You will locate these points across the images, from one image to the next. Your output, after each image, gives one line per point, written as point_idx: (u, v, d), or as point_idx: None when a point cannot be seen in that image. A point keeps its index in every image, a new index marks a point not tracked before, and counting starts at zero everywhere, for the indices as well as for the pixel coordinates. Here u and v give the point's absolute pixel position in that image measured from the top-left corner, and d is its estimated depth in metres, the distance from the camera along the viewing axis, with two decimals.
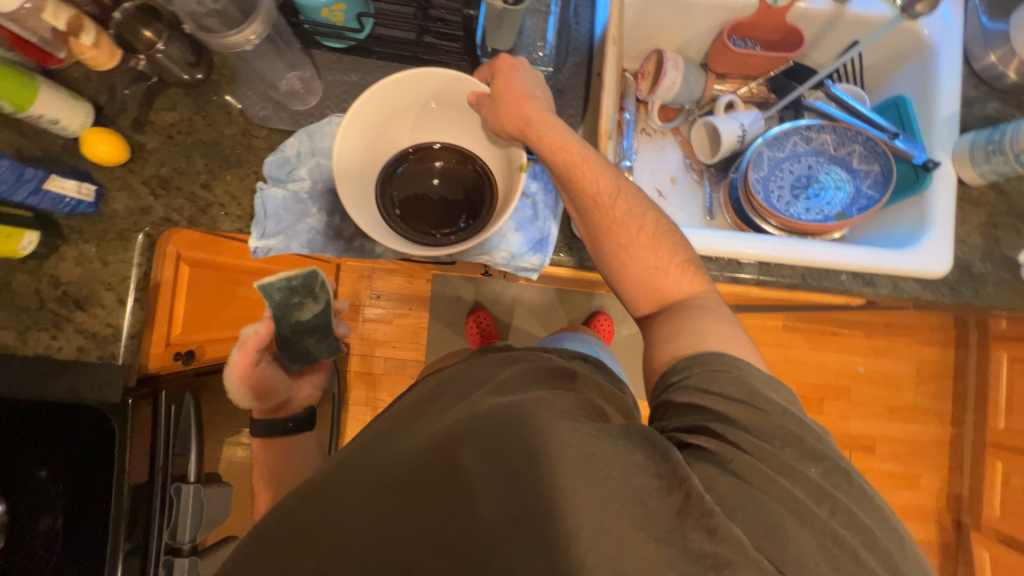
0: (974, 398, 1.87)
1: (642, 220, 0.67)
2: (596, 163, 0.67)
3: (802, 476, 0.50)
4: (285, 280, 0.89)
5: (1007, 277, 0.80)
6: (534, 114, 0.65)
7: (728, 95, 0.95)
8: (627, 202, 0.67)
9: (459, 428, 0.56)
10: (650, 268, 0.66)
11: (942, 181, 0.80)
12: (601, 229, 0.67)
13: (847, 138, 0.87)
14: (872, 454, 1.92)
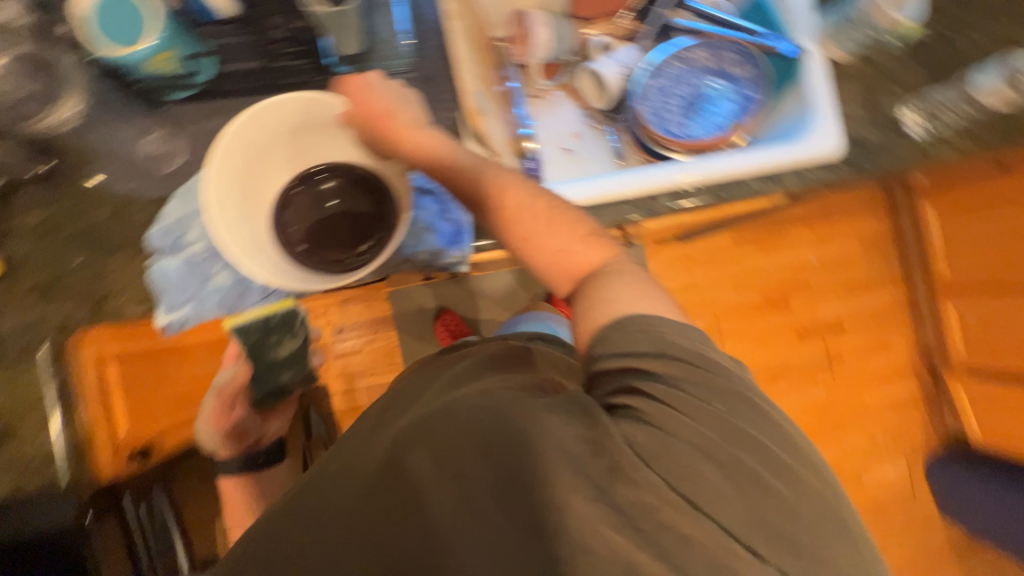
0: (918, 254, 1.99)
1: (539, 198, 0.63)
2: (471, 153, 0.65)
3: (714, 415, 0.53)
4: (263, 314, 0.88)
5: (896, 139, 0.83)
6: (394, 119, 0.63)
7: (601, 37, 0.97)
8: (518, 184, 0.63)
9: (407, 434, 0.57)
10: (561, 246, 0.61)
11: (813, 65, 0.84)
12: (498, 216, 0.62)
13: (719, 50, 0.89)
14: (844, 333, 2.03)
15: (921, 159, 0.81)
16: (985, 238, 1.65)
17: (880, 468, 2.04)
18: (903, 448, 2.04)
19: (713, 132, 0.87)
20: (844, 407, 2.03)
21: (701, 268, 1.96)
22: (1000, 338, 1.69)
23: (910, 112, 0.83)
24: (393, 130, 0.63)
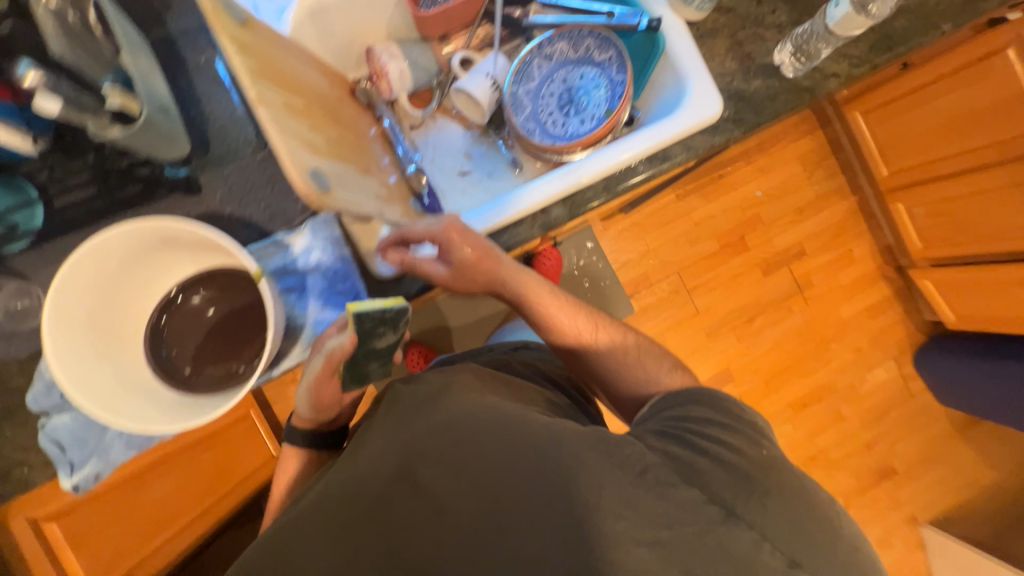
0: (858, 161, 1.97)
1: (575, 306, 0.83)
2: (540, 285, 0.81)
3: (746, 452, 0.59)
4: (377, 311, 0.61)
5: (770, 84, 0.82)
6: (488, 252, 0.75)
7: (459, 53, 0.90)
8: (558, 294, 0.82)
9: (423, 443, 0.59)
10: (591, 341, 0.80)
11: (673, 33, 0.79)
12: (538, 317, 0.81)
13: (578, 37, 0.83)
14: (807, 256, 2.02)
15: (793, 98, 0.81)
16: (910, 131, 1.64)
17: (873, 373, 2.06)
18: (890, 350, 2.06)
19: (592, 125, 0.83)
20: (826, 326, 2.03)
21: (653, 231, 1.95)
22: (951, 224, 1.68)
23: (779, 51, 0.81)
24: (469, 268, 0.73)
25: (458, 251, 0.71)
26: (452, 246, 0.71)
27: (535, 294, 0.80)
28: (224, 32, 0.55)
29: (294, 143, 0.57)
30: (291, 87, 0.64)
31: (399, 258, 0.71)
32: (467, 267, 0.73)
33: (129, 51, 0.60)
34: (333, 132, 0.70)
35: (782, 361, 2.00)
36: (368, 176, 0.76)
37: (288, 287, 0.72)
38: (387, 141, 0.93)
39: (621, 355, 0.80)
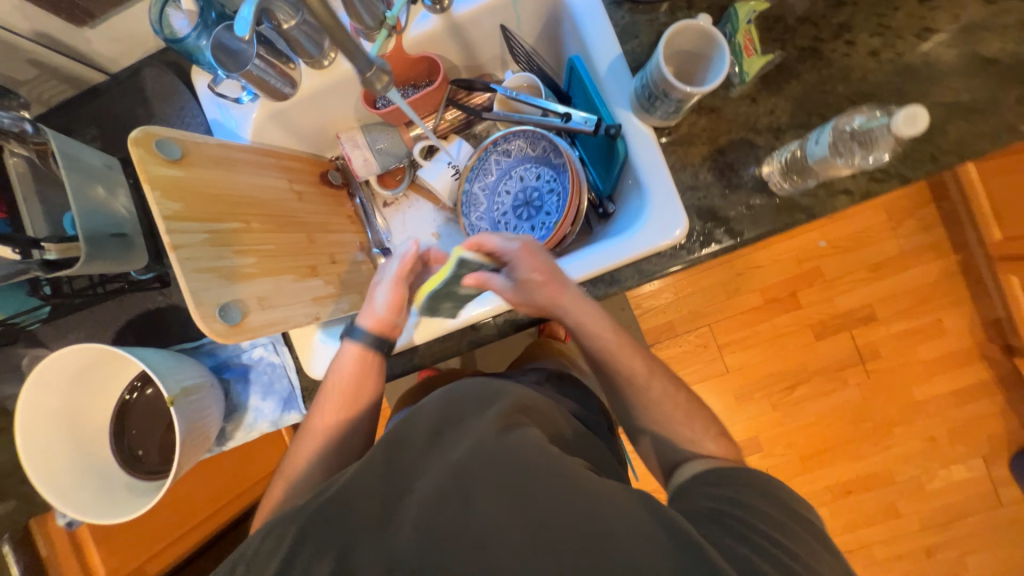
0: (966, 211, 1.52)
1: (631, 347, 0.66)
2: (598, 317, 0.66)
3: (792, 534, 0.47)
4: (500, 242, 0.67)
5: (754, 201, 0.68)
6: (557, 276, 0.64)
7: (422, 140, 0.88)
8: (615, 330, 0.66)
9: (476, 466, 0.45)
10: (646, 392, 0.66)
11: (635, 140, 0.70)
12: (597, 355, 0.67)
13: (535, 136, 0.78)
14: (878, 321, 1.61)
15: (781, 220, 0.67)
16: None
17: (951, 471, 1.58)
18: (988, 452, 1.57)
19: (540, 233, 0.77)
20: (895, 407, 1.61)
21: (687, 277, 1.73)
22: None
23: (770, 163, 0.67)
24: (533, 290, 0.65)
25: (525, 274, 0.64)
26: (516, 269, 0.65)
27: (597, 328, 0.65)
28: (151, 179, 0.59)
29: (206, 282, 0.61)
30: (228, 210, 0.68)
31: (475, 277, 0.65)
32: (527, 290, 0.65)
33: (75, 196, 0.62)
34: (271, 244, 0.73)
35: (823, 441, 1.63)
36: (311, 279, 0.78)
37: (236, 377, 0.80)
38: (356, 221, 0.95)
39: (667, 411, 0.65)
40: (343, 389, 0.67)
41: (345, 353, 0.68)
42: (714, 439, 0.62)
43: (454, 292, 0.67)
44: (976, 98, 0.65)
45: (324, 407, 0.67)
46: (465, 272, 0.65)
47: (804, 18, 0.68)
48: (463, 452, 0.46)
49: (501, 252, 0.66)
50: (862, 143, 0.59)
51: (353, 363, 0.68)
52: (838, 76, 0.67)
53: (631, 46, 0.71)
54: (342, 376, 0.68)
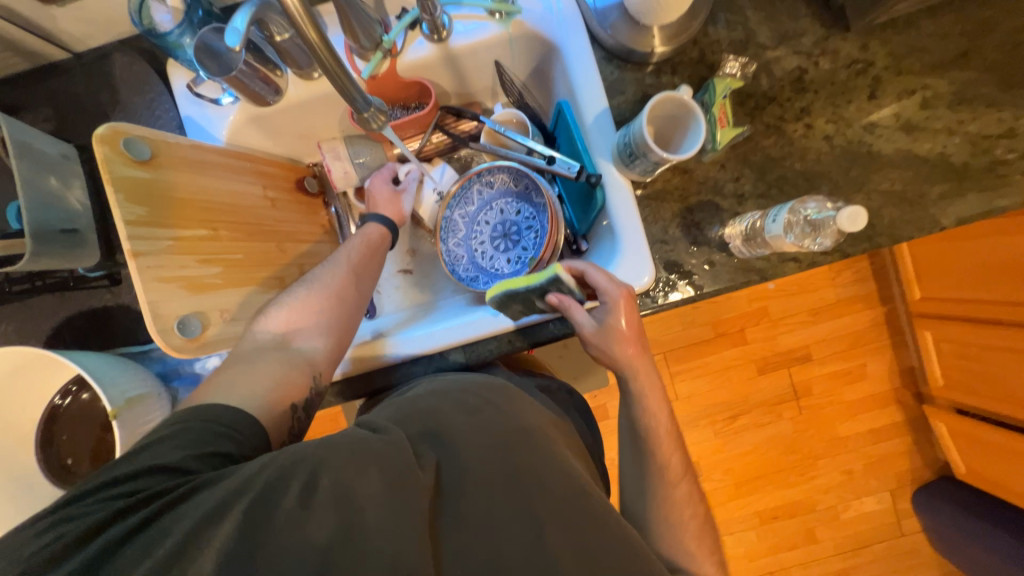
0: (893, 270, 1.68)
1: (674, 441, 0.70)
2: (658, 396, 0.69)
3: None
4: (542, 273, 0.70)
5: (715, 259, 0.74)
6: (639, 341, 0.67)
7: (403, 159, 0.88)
8: (667, 415, 0.70)
9: (531, 465, 0.50)
10: (671, 487, 0.69)
11: (613, 190, 0.73)
12: (641, 426, 0.70)
13: (519, 172, 0.81)
14: (812, 361, 1.75)
15: (738, 279, 0.73)
16: (939, 260, 1.45)
17: (860, 502, 1.74)
18: (894, 487, 1.74)
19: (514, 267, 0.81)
20: (820, 442, 1.75)
21: None
22: (977, 374, 1.45)
23: (732, 227, 0.73)
24: (613, 341, 0.66)
25: (617, 325, 0.65)
26: (607, 314, 0.66)
27: (654, 408, 0.69)
28: (114, 181, 0.56)
29: (166, 293, 0.59)
30: (196, 216, 0.65)
31: (558, 298, 0.68)
32: (609, 338, 0.66)
33: (26, 185, 0.58)
34: (239, 253, 0.71)
35: (755, 468, 1.75)
36: (277, 292, 0.77)
37: (186, 386, 0.76)
38: (330, 231, 0.94)
39: (681, 516, 0.68)
40: (358, 248, 0.74)
41: (366, 228, 0.78)
42: (712, 562, 0.66)
43: (530, 300, 0.70)
44: (909, 189, 0.73)
45: (327, 278, 0.68)
46: (552, 289, 0.67)
47: (773, 98, 0.74)
48: (512, 461, 0.51)
49: (601, 290, 0.66)
50: (813, 229, 0.67)
51: (370, 238, 0.76)
52: (797, 154, 0.74)
53: (617, 101, 0.75)
54: (357, 251, 0.73)
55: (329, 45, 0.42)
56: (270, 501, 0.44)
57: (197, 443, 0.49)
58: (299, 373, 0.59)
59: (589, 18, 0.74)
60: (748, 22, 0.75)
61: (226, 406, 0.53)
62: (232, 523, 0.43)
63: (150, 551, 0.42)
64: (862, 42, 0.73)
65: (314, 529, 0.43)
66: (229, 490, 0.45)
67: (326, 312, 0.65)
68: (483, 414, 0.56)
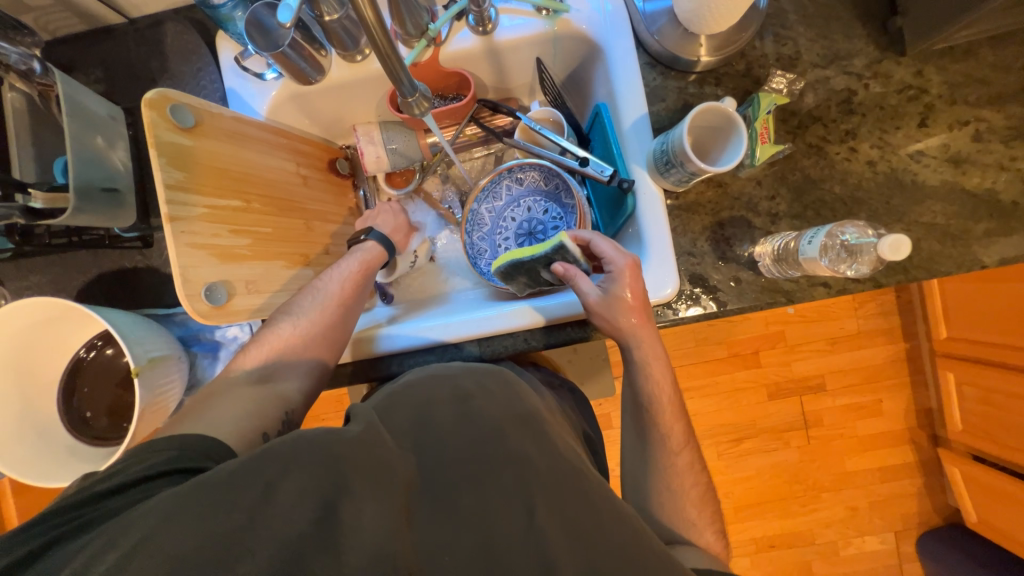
0: (920, 306, 1.63)
1: (677, 410, 0.72)
2: (661, 363, 0.70)
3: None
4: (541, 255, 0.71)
5: (741, 277, 0.72)
6: (643, 308, 0.67)
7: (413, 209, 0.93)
8: (670, 384, 0.71)
9: (527, 449, 0.51)
10: (667, 447, 0.71)
11: (645, 197, 0.73)
12: (644, 398, 0.72)
13: (550, 173, 0.81)
14: (825, 392, 1.71)
15: (764, 299, 0.72)
16: (971, 300, 1.40)
17: (863, 540, 1.69)
18: (900, 528, 1.69)
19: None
20: (826, 474, 1.70)
21: None
22: (1001, 422, 1.41)
23: (763, 246, 0.72)
24: (618, 310, 0.66)
25: (621, 291, 0.66)
26: (613, 283, 0.66)
27: (656, 373, 0.70)
28: (158, 145, 0.58)
29: (198, 259, 0.60)
30: (231, 186, 0.67)
31: (564, 267, 0.68)
32: (613, 307, 0.66)
33: (75, 142, 0.60)
34: (268, 227, 0.72)
35: (756, 494, 1.71)
36: (302, 268, 0.78)
37: (206, 352, 0.78)
38: (356, 214, 0.95)
39: (684, 485, 0.70)
40: (351, 273, 0.75)
41: (363, 248, 0.79)
42: (711, 531, 0.69)
43: (535, 271, 0.73)
44: (951, 223, 0.71)
45: (314, 311, 0.70)
46: (557, 258, 0.69)
47: (818, 118, 0.72)
48: (501, 448, 0.51)
49: (606, 258, 0.68)
50: (852, 254, 0.64)
51: (362, 262, 0.77)
52: (837, 177, 0.72)
53: (657, 108, 0.74)
54: (347, 277, 0.75)
55: (382, 25, 0.42)
56: (230, 499, 0.43)
57: (169, 460, 0.49)
58: (271, 406, 0.62)
59: (637, 22, 0.73)
60: (799, 38, 0.73)
61: (202, 436, 0.54)
62: (189, 520, 0.41)
63: (100, 555, 0.40)
64: (917, 68, 0.71)
65: (277, 529, 0.41)
66: (190, 490, 0.44)
67: (306, 350, 0.68)
68: (470, 405, 0.57)
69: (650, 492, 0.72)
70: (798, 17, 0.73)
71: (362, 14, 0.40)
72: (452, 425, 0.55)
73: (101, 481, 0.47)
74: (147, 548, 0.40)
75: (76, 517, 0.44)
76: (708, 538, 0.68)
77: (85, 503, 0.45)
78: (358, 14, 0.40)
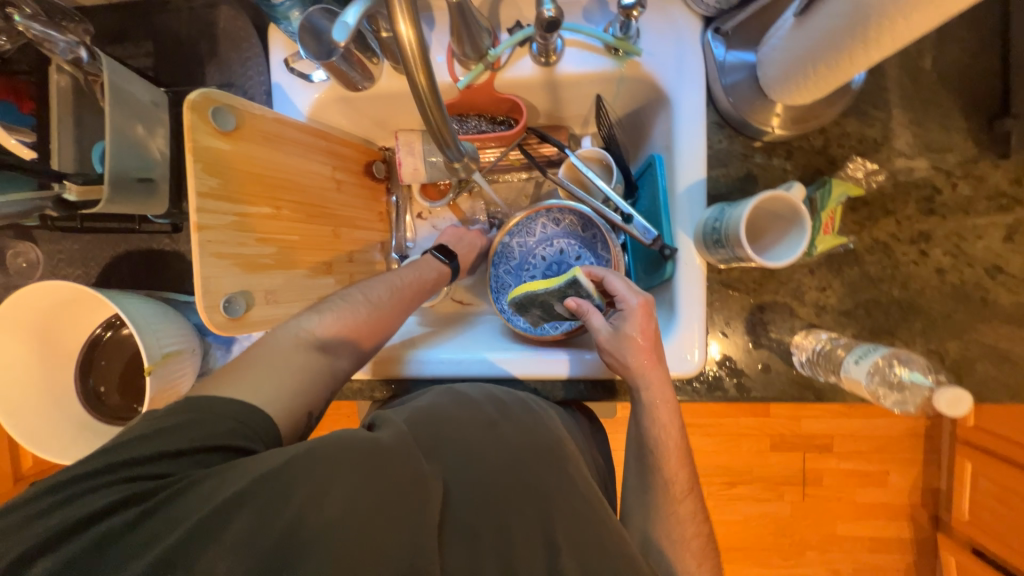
0: None
1: (683, 457, 0.67)
2: (670, 408, 0.65)
3: None
4: (553, 291, 0.67)
5: (771, 364, 0.68)
6: (655, 350, 0.64)
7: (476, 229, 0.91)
8: (677, 429, 0.66)
9: (543, 480, 0.55)
10: (668, 495, 0.66)
11: (684, 267, 0.68)
12: (648, 440, 0.66)
13: (589, 220, 0.78)
14: (831, 452, 1.58)
15: (791, 392, 0.68)
16: None
17: None
18: None
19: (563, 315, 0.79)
20: (816, 534, 1.62)
21: None
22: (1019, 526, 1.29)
23: (803, 337, 0.67)
24: (628, 349, 0.63)
25: (633, 330, 0.63)
26: (623, 321, 0.64)
27: (663, 418, 0.65)
28: (196, 150, 0.56)
29: (221, 269, 0.59)
30: (264, 193, 0.65)
31: (576, 302, 0.67)
32: (624, 347, 0.64)
33: (114, 132, 0.59)
34: (296, 235, 0.71)
35: (741, 538, 1.66)
36: (325, 275, 0.77)
37: (220, 343, 0.79)
38: (385, 219, 0.93)
39: (684, 534, 0.65)
40: (428, 280, 0.78)
41: (439, 262, 0.81)
42: None
43: (549, 303, 0.70)
44: (1015, 349, 0.65)
45: (390, 303, 0.70)
46: (570, 293, 0.67)
47: (891, 212, 0.66)
48: (520, 477, 0.54)
49: (619, 297, 0.66)
50: (899, 391, 0.58)
51: (437, 274, 0.80)
52: (898, 279, 0.67)
53: (716, 173, 0.69)
54: (423, 283, 0.77)
55: (439, 103, 0.41)
56: (282, 497, 0.45)
57: (211, 435, 0.49)
58: (320, 387, 0.60)
59: (713, 78, 0.68)
60: (888, 120, 0.66)
61: (258, 407, 0.53)
62: (250, 510, 0.44)
63: (169, 530, 0.43)
64: (1017, 175, 0.64)
65: (329, 531, 0.44)
66: (242, 479, 0.45)
67: (369, 338, 0.67)
68: (496, 431, 0.59)
69: (651, 531, 0.66)
70: (892, 97, 0.66)
71: (415, 82, 0.39)
72: (478, 446, 0.57)
73: (146, 451, 0.47)
74: (215, 531, 0.43)
75: (128, 487, 0.45)
76: None
77: (136, 469, 0.46)
78: (410, 80, 0.39)
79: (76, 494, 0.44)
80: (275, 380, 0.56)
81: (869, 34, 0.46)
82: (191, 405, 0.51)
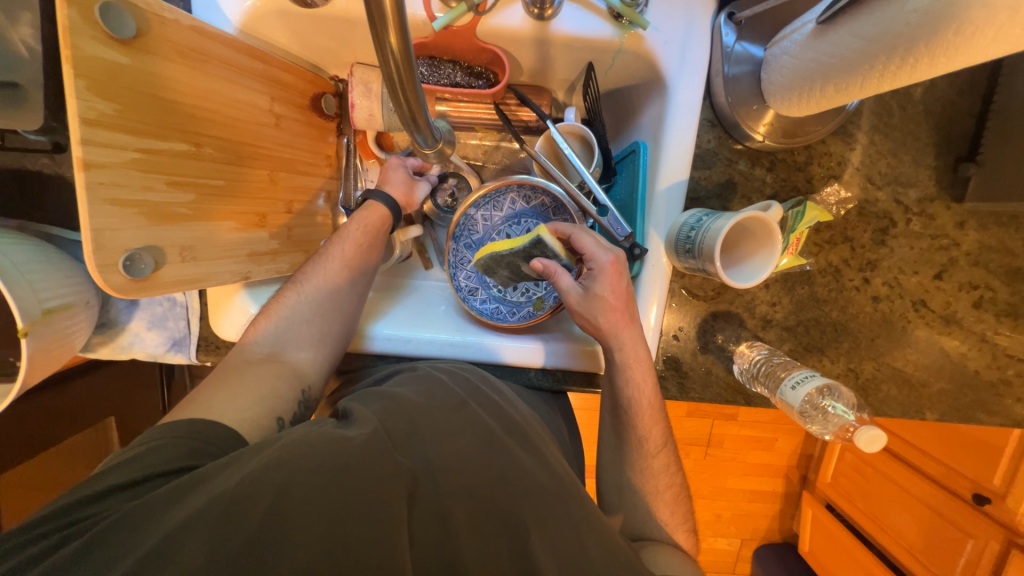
0: None
1: (657, 414, 0.67)
2: (644, 366, 0.64)
3: None
4: (516, 253, 0.62)
5: (713, 368, 0.71)
6: (628, 309, 0.62)
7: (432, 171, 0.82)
8: (650, 386, 0.65)
9: (507, 463, 0.54)
10: (641, 450, 0.69)
11: (654, 268, 0.67)
12: (623, 400, 0.66)
13: (558, 204, 0.74)
14: (737, 419, 1.64)
15: (725, 397, 0.71)
16: None
17: (716, 539, 1.76)
18: (746, 536, 1.78)
19: (522, 301, 0.77)
20: (708, 485, 1.70)
21: None
22: (865, 489, 1.50)
23: (747, 348, 0.69)
24: (598, 309, 0.62)
25: (603, 288, 0.61)
26: (594, 281, 0.61)
27: (637, 377, 0.64)
28: (77, 61, 0.43)
29: (121, 219, 0.48)
30: (180, 124, 0.53)
31: (542, 263, 0.62)
32: (594, 307, 0.62)
33: None
34: (222, 179, 0.59)
35: None
36: (261, 229, 0.67)
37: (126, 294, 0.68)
38: (333, 164, 0.82)
39: (656, 487, 0.69)
40: (352, 244, 0.69)
41: (365, 212, 0.71)
42: (682, 529, 0.67)
43: (516, 264, 0.65)
44: (917, 374, 0.71)
45: (319, 284, 0.66)
46: (535, 253, 0.62)
47: (850, 238, 0.68)
48: (494, 462, 0.54)
49: (587, 255, 0.62)
50: (823, 421, 0.63)
51: (363, 228, 0.70)
52: (840, 302, 0.70)
53: (698, 175, 0.66)
54: (355, 243, 0.69)
55: (410, 69, 0.36)
56: (234, 511, 0.42)
57: (170, 457, 0.48)
58: (286, 390, 0.60)
59: (716, 72, 0.63)
60: (864, 145, 0.66)
61: (215, 423, 0.53)
62: (204, 526, 0.41)
63: (112, 564, 0.39)
64: (962, 219, 0.67)
65: (298, 532, 0.42)
66: (200, 498, 0.43)
67: (316, 318, 0.65)
68: (464, 413, 0.58)
69: (625, 493, 0.70)
70: (876, 123, 0.66)
71: (382, 40, 0.33)
72: (449, 429, 0.56)
73: (104, 483, 0.45)
74: (174, 547, 0.39)
75: (63, 529, 0.42)
76: (677, 544, 0.66)
77: (85, 507, 0.43)
78: (377, 39, 0.33)
79: (17, 546, 0.41)
80: (229, 405, 0.55)
81: (888, 66, 0.43)
82: (161, 429, 0.51)
